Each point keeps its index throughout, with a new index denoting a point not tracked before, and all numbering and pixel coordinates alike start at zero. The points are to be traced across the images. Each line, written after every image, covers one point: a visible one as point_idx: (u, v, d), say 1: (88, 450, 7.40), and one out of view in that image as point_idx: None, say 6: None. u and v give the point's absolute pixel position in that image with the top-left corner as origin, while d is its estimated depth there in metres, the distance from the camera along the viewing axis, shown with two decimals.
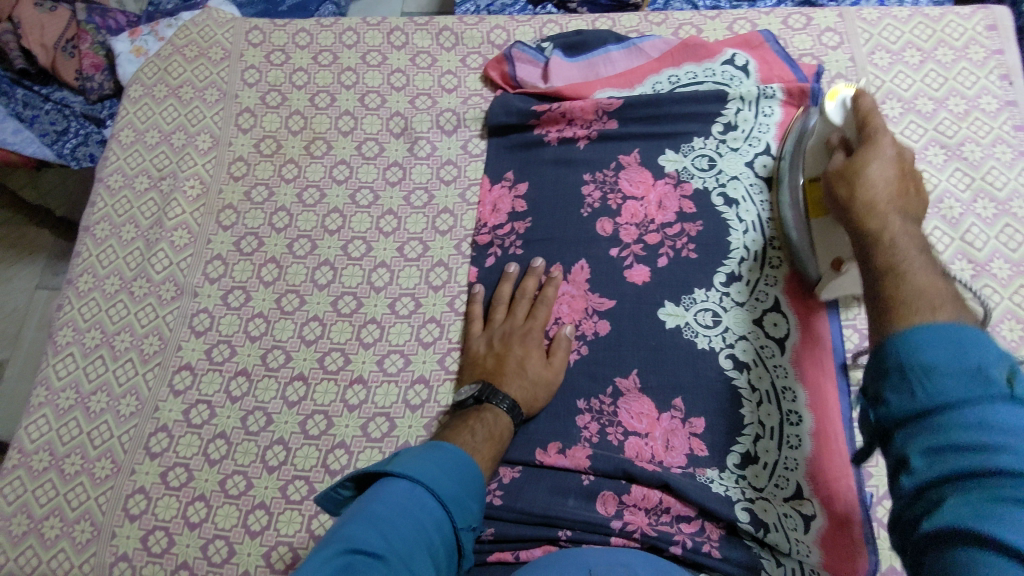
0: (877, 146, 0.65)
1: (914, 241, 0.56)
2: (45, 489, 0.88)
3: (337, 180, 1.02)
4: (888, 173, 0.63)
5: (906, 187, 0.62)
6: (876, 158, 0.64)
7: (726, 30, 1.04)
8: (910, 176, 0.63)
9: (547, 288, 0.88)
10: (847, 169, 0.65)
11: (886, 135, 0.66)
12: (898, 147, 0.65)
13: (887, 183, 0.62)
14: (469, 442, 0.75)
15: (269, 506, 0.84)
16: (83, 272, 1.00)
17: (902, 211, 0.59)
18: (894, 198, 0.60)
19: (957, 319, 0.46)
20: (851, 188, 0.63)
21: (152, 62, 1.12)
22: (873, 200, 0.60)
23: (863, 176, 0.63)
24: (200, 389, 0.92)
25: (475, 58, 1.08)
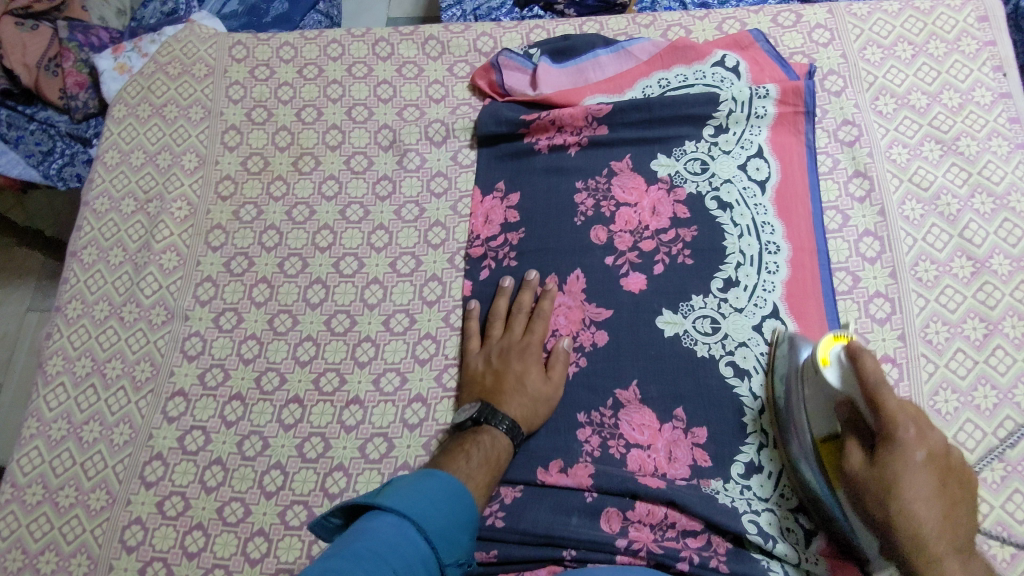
0: (903, 443, 0.59)
1: None
2: (39, 523, 0.87)
3: (326, 196, 1.01)
4: (933, 508, 0.57)
5: (949, 496, 0.58)
6: (918, 495, 0.58)
7: (716, 30, 1.03)
8: (950, 481, 0.59)
9: (542, 301, 0.87)
10: (883, 478, 0.60)
11: (916, 446, 0.59)
12: (931, 447, 0.60)
13: (933, 503, 0.57)
14: (465, 469, 0.74)
15: (268, 532, 0.82)
16: (71, 299, 0.98)
17: (956, 547, 0.56)
18: (943, 529, 0.57)
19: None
20: (894, 517, 0.58)
21: (134, 82, 1.10)
22: (925, 546, 0.56)
23: (902, 501, 0.58)
24: (194, 414, 0.90)
25: (463, 67, 1.07)
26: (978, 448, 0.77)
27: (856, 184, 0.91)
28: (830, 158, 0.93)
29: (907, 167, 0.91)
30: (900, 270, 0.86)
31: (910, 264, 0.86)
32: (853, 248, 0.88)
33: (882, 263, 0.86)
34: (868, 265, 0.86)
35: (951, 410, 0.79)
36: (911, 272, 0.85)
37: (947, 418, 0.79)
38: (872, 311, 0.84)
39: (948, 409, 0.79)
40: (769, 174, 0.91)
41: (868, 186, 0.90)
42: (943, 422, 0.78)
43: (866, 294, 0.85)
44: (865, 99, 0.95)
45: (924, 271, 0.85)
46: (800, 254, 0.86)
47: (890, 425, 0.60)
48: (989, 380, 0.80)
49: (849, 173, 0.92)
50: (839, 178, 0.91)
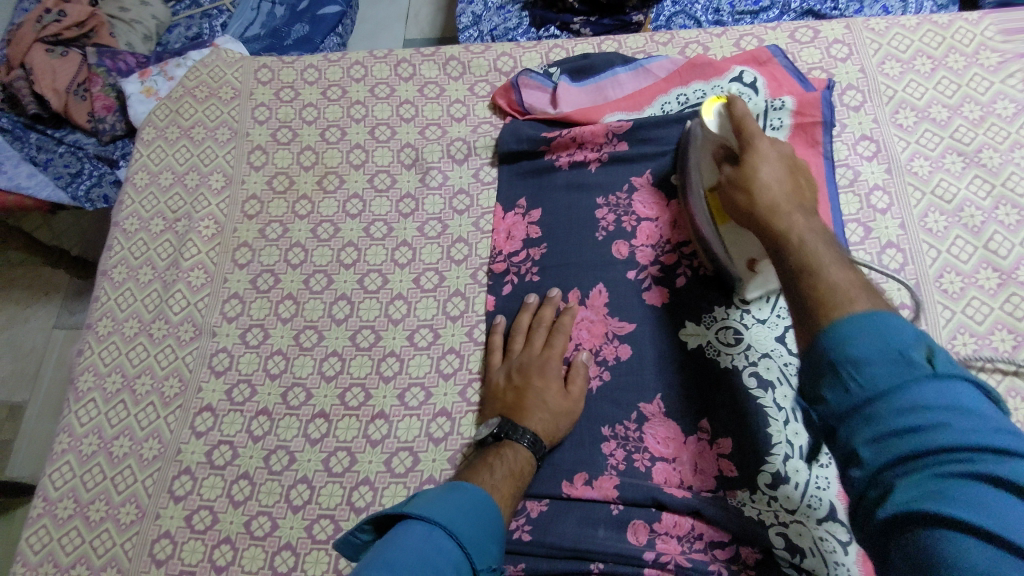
0: (758, 148, 0.73)
1: (817, 232, 0.63)
2: (70, 537, 0.88)
3: (350, 214, 1.02)
4: (785, 196, 0.68)
5: (798, 188, 0.70)
6: (767, 152, 0.73)
7: (733, 47, 1.04)
8: (800, 188, 0.71)
9: (563, 316, 0.88)
10: (739, 172, 0.73)
11: (764, 140, 0.74)
12: (782, 150, 0.74)
13: (784, 181, 0.70)
14: (489, 480, 0.74)
15: (296, 546, 0.83)
16: (102, 316, 1.00)
17: (803, 211, 0.67)
18: (792, 203, 0.68)
19: (881, 309, 0.51)
20: (747, 192, 0.71)
21: (163, 105, 1.14)
22: (774, 203, 0.68)
23: (762, 198, 0.69)
24: (222, 430, 0.91)
25: (483, 86, 1.08)
26: None
27: (877, 197, 0.91)
28: (851, 171, 0.93)
29: (929, 179, 0.91)
30: (924, 282, 0.85)
31: (934, 276, 0.86)
32: (876, 260, 0.87)
33: (905, 276, 0.86)
34: (892, 278, 0.86)
35: None
36: (936, 284, 0.85)
37: None
38: None
39: None
40: None
41: (890, 199, 0.90)
42: None
43: (890, 306, 0.85)
44: (885, 112, 0.96)
45: (949, 283, 0.85)
46: None
47: (742, 125, 0.75)
48: (1019, 392, 0.79)
49: (870, 186, 0.92)
50: (861, 191, 0.92)
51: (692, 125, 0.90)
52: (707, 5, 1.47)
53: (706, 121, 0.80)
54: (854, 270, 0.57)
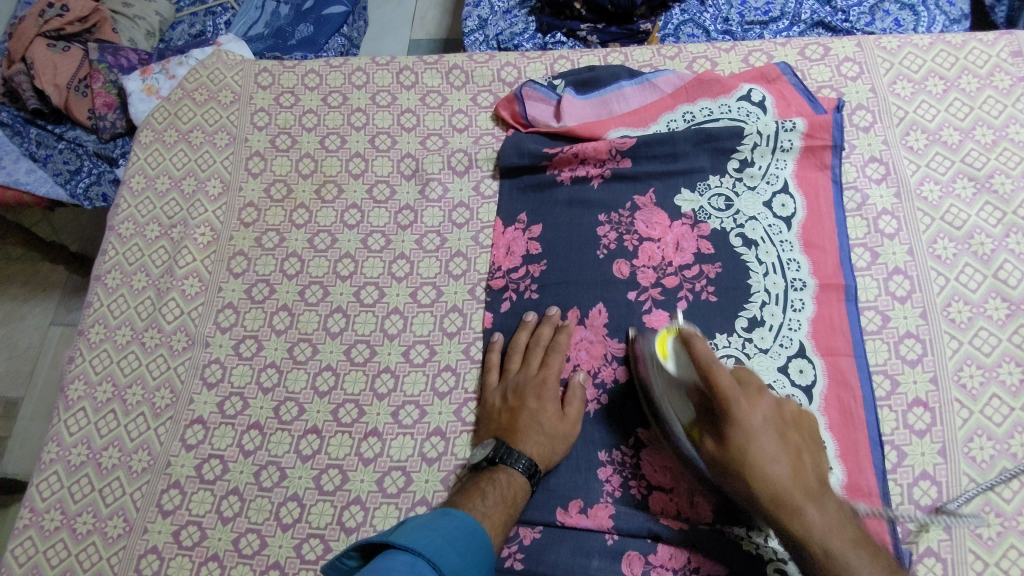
0: (740, 417, 0.67)
1: (843, 530, 0.62)
2: (56, 549, 0.86)
3: (348, 225, 1.01)
4: (787, 476, 0.65)
5: (794, 446, 0.68)
6: (766, 453, 0.66)
7: (742, 63, 1.02)
8: (786, 426, 0.69)
9: (560, 336, 0.86)
10: (736, 456, 0.66)
11: (743, 403, 0.67)
12: (762, 403, 0.69)
13: (783, 457, 0.66)
14: (480, 507, 0.72)
15: (284, 566, 0.82)
16: (94, 323, 0.99)
17: (810, 495, 0.64)
18: (807, 489, 0.65)
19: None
20: (760, 485, 0.65)
21: (162, 108, 1.12)
22: (787, 500, 0.64)
23: (757, 462, 0.65)
24: (213, 443, 0.90)
25: (486, 97, 1.06)
26: (1016, 499, 0.74)
27: (885, 221, 0.89)
28: (859, 194, 0.91)
29: (938, 205, 0.89)
30: (931, 311, 0.83)
31: (942, 305, 0.84)
32: (882, 287, 0.86)
33: (912, 303, 0.84)
34: (898, 305, 0.84)
35: (986, 458, 0.76)
36: (943, 313, 0.83)
37: (982, 466, 0.76)
38: (903, 352, 0.82)
39: (982, 457, 0.76)
40: (794, 210, 0.89)
41: (898, 224, 0.89)
42: (978, 471, 0.76)
43: (896, 335, 0.83)
44: (895, 134, 0.94)
45: (957, 312, 0.83)
46: (827, 290, 0.85)
47: (728, 399, 0.67)
48: None
49: (878, 210, 0.90)
50: (869, 215, 0.90)
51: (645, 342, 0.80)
52: (716, 15, 1.45)
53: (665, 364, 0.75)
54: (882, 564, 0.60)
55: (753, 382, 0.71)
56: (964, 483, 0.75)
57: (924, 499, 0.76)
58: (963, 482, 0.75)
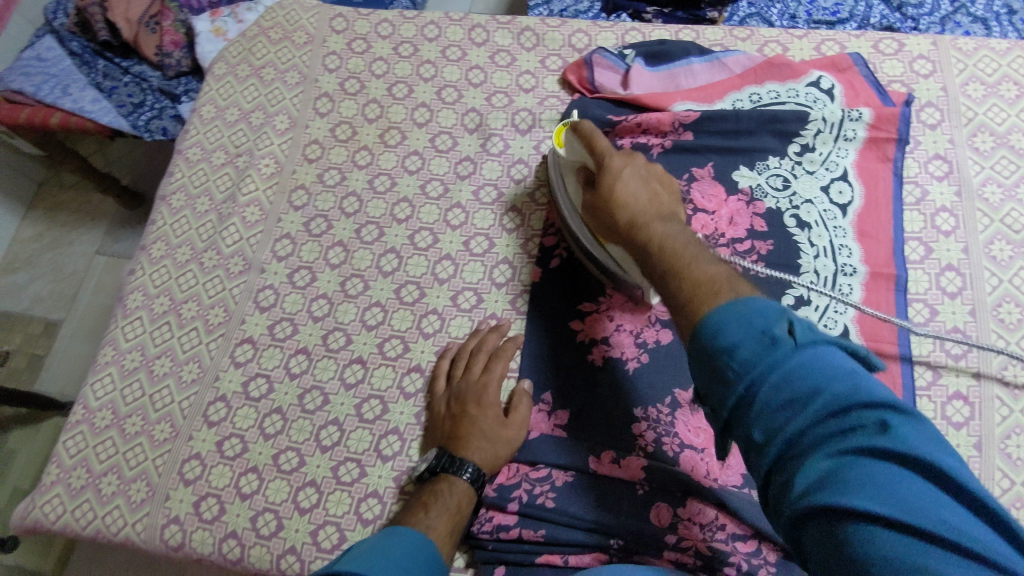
0: (614, 166, 0.74)
1: (683, 237, 0.64)
2: (105, 446, 0.91)
3: (409, 171, 1.03)
4: (640, 193, 0.71)
5: (657, 204, 0.71)
6: (626, 179, 0.73)
7: (813, 50, 1.02)
8: (654, 176, 0.74)
9: (505, 344, 0.87)
10: (604, 196, 0.73)
11: (615, 156, 0.76)
12: (630, 159, 0.75)
13: (643, 193, 0.71)
14: (425, 520, 0.72)
15: (320, 484, 0.85)
16: (156, 239, 1.03)
17: (660, 217, 0.68)
18: (645, 203, 0.70)
19: (757, 294, 0.53)
20: (613, 201, 0.72)
21: (237, 42, 1.15)
22: (634, 216, 0.69)
23: (616, 193, 0.72)
24: (260, 363, 0.93)
25: (555, 60, 1.08)
26: None
27: (943, 218, 0.89)
28: (918, 190, 0.91)
29: (999, 208, 0.89)
30: (981, 309, 0.84)
31: (992, 305, 0.84)
32: (933, 281, 0.86)
33: (962, 300, 0.85)
34: (948, 300, 0.85)
35: (1023, 456, 0.77)
36: (993, 312, 0.84)
37: (1018, 464, 0.76)
38: (948, 346, 0.82)
39: (1019, 455, 0.77)
40: (852, 198, 0.90)
41: (955, 221, 0.89)
42: (1012, 468, 0.76)
43: (943, 328, 0.83)
44: (962, 134, 0.94)
45: (1006, 313, 0.83)
46: (877, 278, 0.85)
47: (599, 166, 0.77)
48: None
49: (937, 207, 0.90)
50: (926, 210, 0.90)
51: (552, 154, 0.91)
52: (783, 11, 1.45)
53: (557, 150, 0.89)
54: (723, 263, 0.59)
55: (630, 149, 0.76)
56: (997, 478, 0.76)
57: None
58: (996, 477, 0.76)
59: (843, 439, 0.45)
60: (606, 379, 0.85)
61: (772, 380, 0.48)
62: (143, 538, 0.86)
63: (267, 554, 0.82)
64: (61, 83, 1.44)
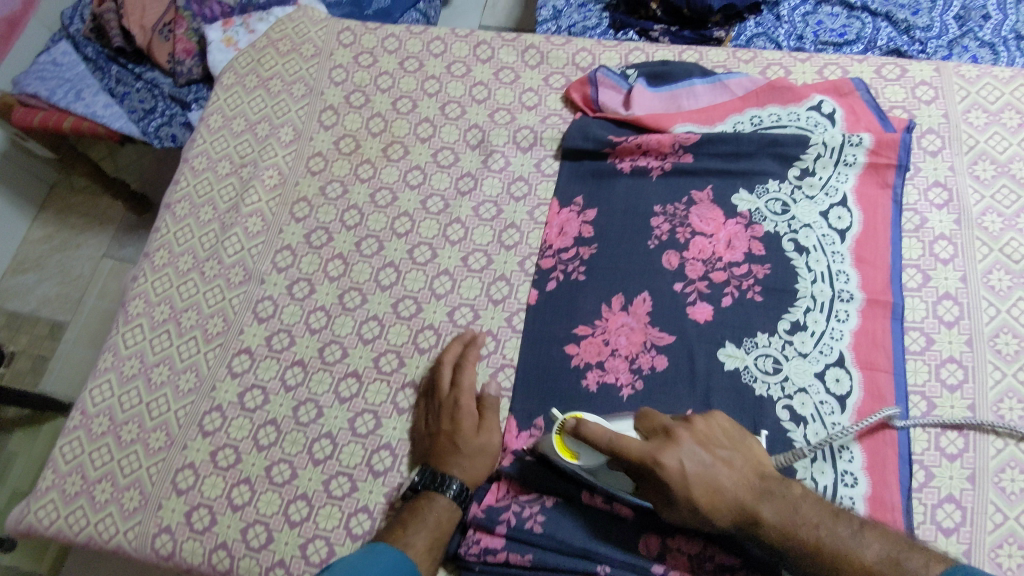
0: (677, 475, 0.69)
1: (807, 508, 0.67)
2: (100, 453, 0.91)
3: (410, 185, 1.04)
4: (727, 476, 0.70)
5: (743, 475, 0.70)
6: (709, 475, 0.69)
7: (816, 74, 1.02)
8: (711, 441, 0.72)
9: (468, 353, 0.88)
10: (701, 508, 0.69)
11: (669, 450, 0.70)
12: (683, 444, 0.71)
13: (721, 472, 0.70)
14: (403, 538, 0.76)
15: (311, 498, 0.85)
16: (159, 248, 1.04)
17: (760, 491, 0.69)
18: (730, 487, 0.69)
19: (940, 566, 0.62)
20: (710, 500, 0.69)
21: (246, 54, 1.17)
22: (743, 504, 0.68)
23: (709, 492, 0.69)
24: (257, 374, 0.94)
25: (558, 79, 1.09)
26: None
27: (941, 246, 0.89)
28: (918, 217, 0.91)
29: (999, 237, 0.88)
30: (978, 339, 0.83)
31: (989, 335, 0.83)
32: (930, 309, 0.86)
33: (959, 329, 0.84)
34: (944, 329, 0.84)
35: (1016, 490, 0.76)
36: (990, 343, 0.83)
37: (1011, 498, 0.76)
38: (943, 376, 0.82)
39: (1013, 489, 0.76)
40: (851, 223, 0.90)
41: (954, 250, 0.88)
42: (1006, 502, 0.76)
43: (939, 357, 0.83)
44: (963, 161, 0.93)
45: (1004, 344, 0.83)
46: (874, 305, 0.85)
47: (648, 463, 0.70)
48: None
49: (936, 234, 0.90)
50: (925, 238, 0.90)
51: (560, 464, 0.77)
52: (790, 31, 1.45)
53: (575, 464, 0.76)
54: (858, 526, 0.66)
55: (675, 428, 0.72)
56: (990, 511, 0.75)
57: (948, 521, 0.75)
58: (989, 511, 0.75)
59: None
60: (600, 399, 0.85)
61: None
62: (134, 546, 0.86)
63: (256, 567, 0.82)
64: (75, 88, 1.46)
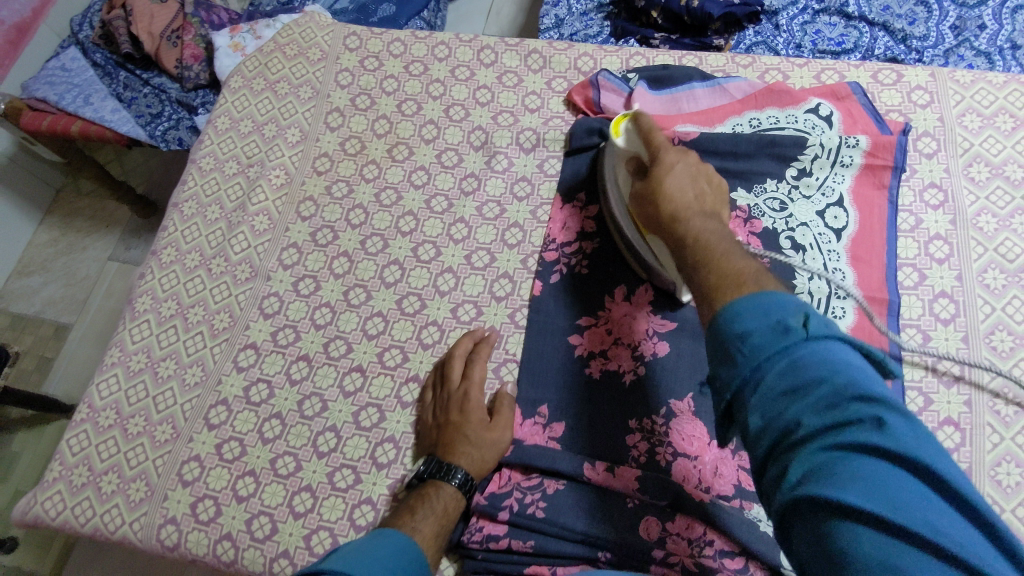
0: (661, 163, 0.76)
1: (724, 241, 0.65)
2: (107, 445, 0.92)
3: (415, 185, 1.06)
4: (685, 187, 0.74)
5: (704, 198, 0.73)
6: (676, 180, 0.74)
7: (814, 79, 1.04)
8: (702, 171, 0.76)
9: (479, 349, 0.89)
10: (650, 190, 0.75)
11: (670, 150, 0.77)
12: (678, 161, 0.76)
13: (688, 188, 0.74)
14: (410, 522, 0.74)
15: (315, 490, 0.86)
16: (167, 245, 1.06)
17: (700, 214, 0.70)
18: (680, 168, 0.75)
19: (780, 292, 0.55)
20: (658, 204, 0.73)
21: (254, 57, 1.19)
22: (675, 214, 0.71)
23: (668, 181, 0.74)
24: (262, 368, 0.95)
25: (561, 82, 1.11)
26: None
27: (936, 246, 0.90)
28: (913, 217, 0.92)
29: (993, 237, 0.90)
30: (973, 336, 0.85)
31: (984, 333, 0.85)
32: (926, 307, 0.87)
33: (955, 327, 0.85)
34: (941, 327, 0.86)
35: (1013, 484, 0.77)
36: (985, 340, 0.84)
37: (1008, 491, 0.77)
38: (940, 373, 0.83)
39: (1009, 483, 0.77)
40: (847, 223, 0.91)
41: (949, 249, 0.90)
42: (1002, 495, 0.76)
43: (935, 354, 0.84)
44: (958, 164, 0.95)
45: (999, 341, 0.84)
46: (869, 302, 0.86)
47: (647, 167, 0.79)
48: None
49: (931, 234, 0.91)
50: (920, 238, 0.91)
51: (608, 151, 0.94)
52: (789, 40, 1.48)
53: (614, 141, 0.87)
54: (752, 260, 0.62)
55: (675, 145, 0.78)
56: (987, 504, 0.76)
57: None
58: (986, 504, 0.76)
59: (837, 431, 0.45)
60: (601, 392, 0.86)
61: (780, 366, 0.49)
62: (140, 537, 0.87)
63: (260, 558, 0.83)
64: (82, 93, 1.48)
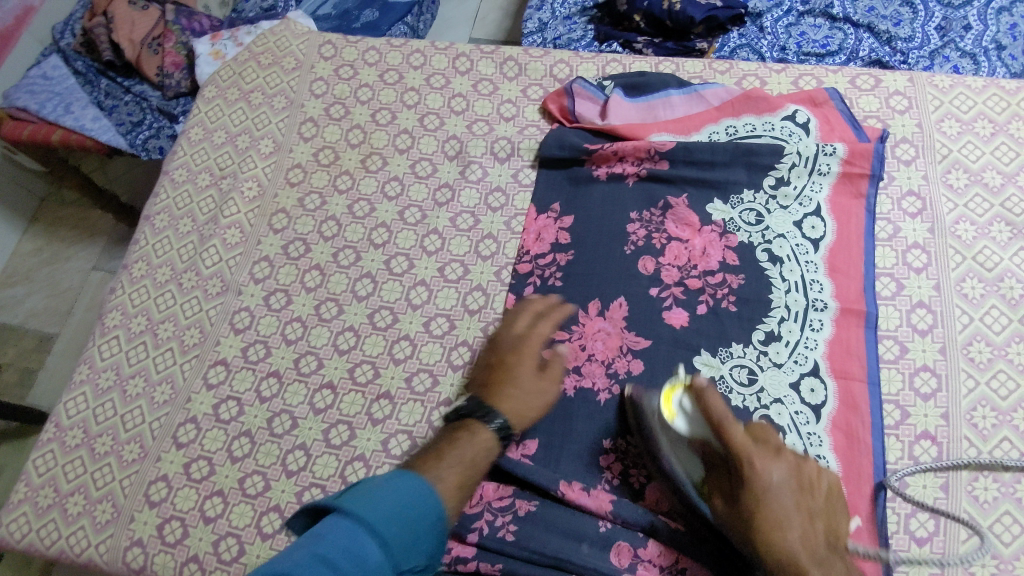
0: (760, 478, 0.66)
1: None
2: (74, 465, 0.91)
3: (388, 196, 1.04)
4: (791, 505, 0.65)
5: (807, 507, 0.66)
6: (784, 514, 0.65)
7: (791, 85, 1.03)
8: (806, 471, 0.68)
9: (557, 309, 0.86)
10: (750, 500, 0.66)
11: (774, 465, 0.67)
12: (781, 470, 0.67)
13: (797, 521, 0.64)
14: (437, 470, 0.66)
15: (284, 510, 0.85)
16: (138, 259, 1.04)
17: (818, 560, 0.62)
18: (790, 493, 0.66)
19: None
20: (767, 525, 0.64)
21: (227, 67, 1.17)
22: (788, 545, 0.63)
23: (767, 501, 0.65)
24: (232, 385, 0.94)
25: (536, 90, 1.09)
26: (1015, 544, 0.73)
27: (914, 255, 0.89)
28: (891, 226, 0.91)
29: (972, 245, 0.89)
30: (951, 347, 0.83)
31: (962, 343, 0.83)
32: (904, 318, 0.85)
33: (933, 338, 0.84)
34: (918, 338, 0.84)
35: (989, 499, 0.76)
36: (963, 351, 0.83)
37: (984, 507, 0.75)
38: (917, 385, 0.82)
39: (986, 498, 0.76)
40: (824, 233, 0.90)
41: (927, 259, 0.89)
42: (979, 511, 0.75)
43: (912, 366, 0.83)
44: (936, 171, 0.94)
45: (977, 352, 0.83)
46: (847, 314, 0.85)
47: (742, 459, 0.67)
48: None
49: (909, 243, 0.90)
50: (898, 247, 0.90)
51: (642, 402, 0.81)
52: (773, 42, 1.46)
53: (675, 423, 0.75)
54: None
55: (773, 440, 0.70)
56: (963, 521, 0.75)
57: (921, 531, 0.75)
58: (963, 520, 0.75)
59: None
60: (573, 408, 0.85)
61: None
62: (106, 559, 0.86)
63: None
64: (63, 102, 1.46)
